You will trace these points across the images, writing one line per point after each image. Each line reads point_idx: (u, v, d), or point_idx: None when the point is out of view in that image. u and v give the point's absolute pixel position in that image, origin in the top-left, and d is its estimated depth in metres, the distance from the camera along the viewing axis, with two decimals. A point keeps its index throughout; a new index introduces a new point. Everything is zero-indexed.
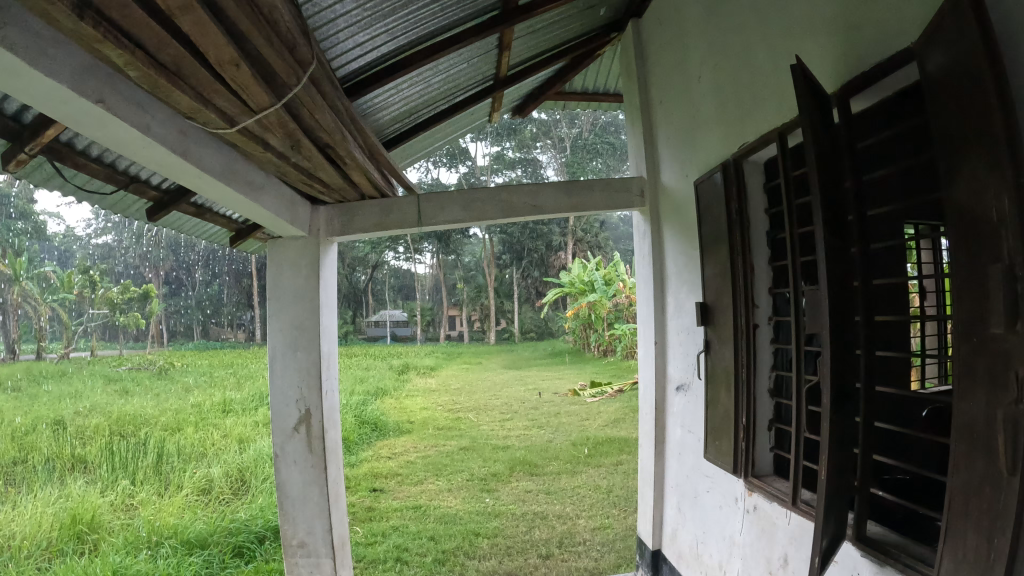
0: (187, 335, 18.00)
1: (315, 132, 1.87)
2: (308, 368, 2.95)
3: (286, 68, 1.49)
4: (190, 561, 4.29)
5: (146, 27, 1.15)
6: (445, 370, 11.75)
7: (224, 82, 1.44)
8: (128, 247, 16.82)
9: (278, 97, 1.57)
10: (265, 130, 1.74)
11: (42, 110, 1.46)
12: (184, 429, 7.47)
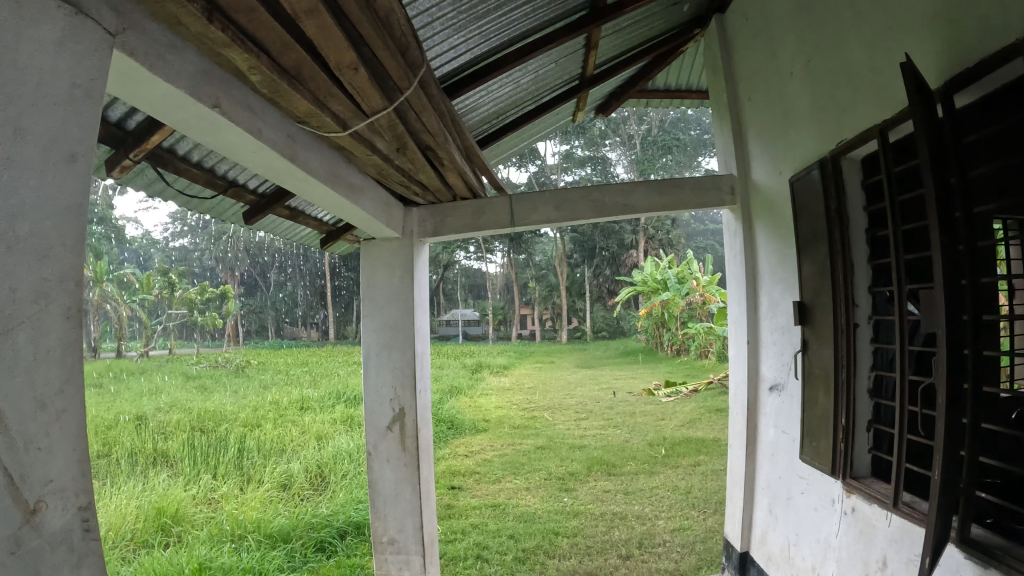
0: (262, 334, 18.41)
1: (419, 135, 1.89)
2: (403, 367, 2.99)
3: (398, 72, 1.50)
4: (273, 555, 4.38)
5: (272, 32, 1.18)
6: (518, 369, 11.76)
7: (339, 84, 1.47)
8: (206, 249, 17.25)
9: (389, 100, 1.60)
10: (373, 131, 1.77)
11: (160, 117, 1.50)
12: (263, 425, 7.66)
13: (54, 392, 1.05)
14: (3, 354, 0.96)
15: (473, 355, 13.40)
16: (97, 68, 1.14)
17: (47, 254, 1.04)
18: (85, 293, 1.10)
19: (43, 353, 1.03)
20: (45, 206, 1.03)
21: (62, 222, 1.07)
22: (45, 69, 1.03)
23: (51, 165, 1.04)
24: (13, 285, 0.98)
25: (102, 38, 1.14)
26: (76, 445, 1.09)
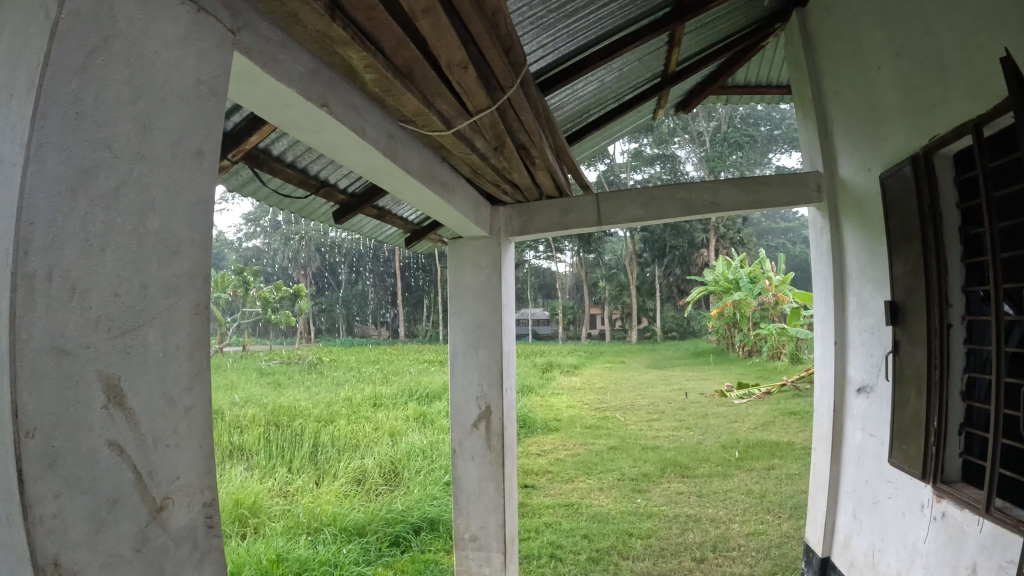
0: (335, 331, 18.84)
1: (517, 134, 1.97)
2: (490, 366, 3.04)
3: (505, 72, 1.60)
4: (348, 548, 4.46)
5: (387, 23, 1.26)
6: (588, 368, 11.72)
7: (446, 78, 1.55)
8: (279, 249, 17.73)
9: (492, 96, 1.68)
10: (475, 131, 1.89)
11: (269, 117, 1.57)
12: (336, 420, 7.81)
13: (183, 390, 1.11)
14: (137, 349, 1.02)
15: (541, 354, 13.41)
16: (217, 64, 1.21)
17: (177, 251, 1.10)
18: (210, 291, 1.16)
19: (173, 349, 1.09)
20: (173, 203, 1.10)
21: (188, 219, 1.13)
22: (170, 67, 1.10)
23: (178, 162, 1.11)
24: (144, 280, 1.04)
25: (223, 34, 1.21)
26: (202, 441, 1.15)
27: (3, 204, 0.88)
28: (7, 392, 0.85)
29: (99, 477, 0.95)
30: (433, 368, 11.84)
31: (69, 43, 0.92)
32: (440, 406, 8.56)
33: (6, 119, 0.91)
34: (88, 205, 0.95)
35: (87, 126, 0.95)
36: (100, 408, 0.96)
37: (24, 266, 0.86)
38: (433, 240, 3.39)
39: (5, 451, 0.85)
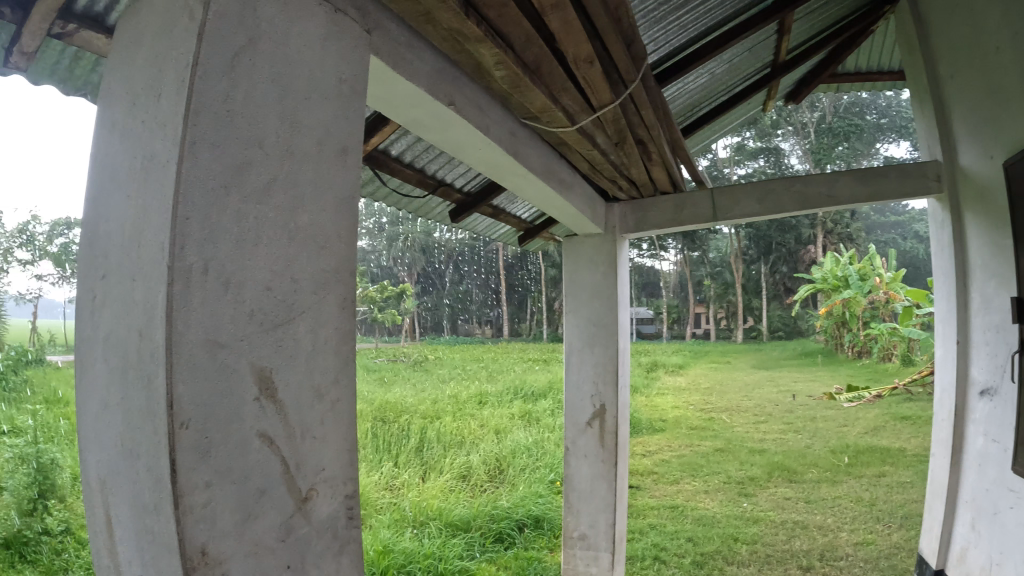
0: (437, 330, 18.97)
1: (636, 129, 2.19)
2: (605, 363, 3.06)
3: (628, 69, 1.82)
4: (454, 544, 4.51)
5: (517, 21, 1.46)
6: (693, 369, 11.52)
7: (574, 78, 1.79)
8: (384, 250, 18.26)
9: (615, 92, 1.89)
10: (599, 125, 2.08)
11: (399, 117, 1.70)
12: (443, 417, 7.94)
13: (329, 382, 1.16)
14: (287, 342, 1.08)
15: (646, 354, 13.17)
16: (354, 62, 1.26)
17: (322, 248, 1.15)
18: (356, 285, 1.21)
19: (320, 342, 1.14)
20: (319, 201, 1.15)
21: (333, 216, 1.18)
22: (312, 68, 1.15)
23: (323, 159, 1.17)
24: (294, 274, 1.10)
25: (359, 35, 1.27)
26: (346, 433, 1.19)
27: (163, 204, 0.94)
28: (165, 383, 0.90)
29: (250, 467, 1.01)
30: (538, 367, 11.89)
31: (217, 46, 0.97)
32: (545, 405, 8.59)
33: (164, 121, 0.97)
34: (239, 202, 1.00)
35: (237, 126, 1.00)
36: (252, 400, 1.01)
37: (181, 262, 0.92)
38: (546, 236, 3.48)
39: (161, 437, 0.91)
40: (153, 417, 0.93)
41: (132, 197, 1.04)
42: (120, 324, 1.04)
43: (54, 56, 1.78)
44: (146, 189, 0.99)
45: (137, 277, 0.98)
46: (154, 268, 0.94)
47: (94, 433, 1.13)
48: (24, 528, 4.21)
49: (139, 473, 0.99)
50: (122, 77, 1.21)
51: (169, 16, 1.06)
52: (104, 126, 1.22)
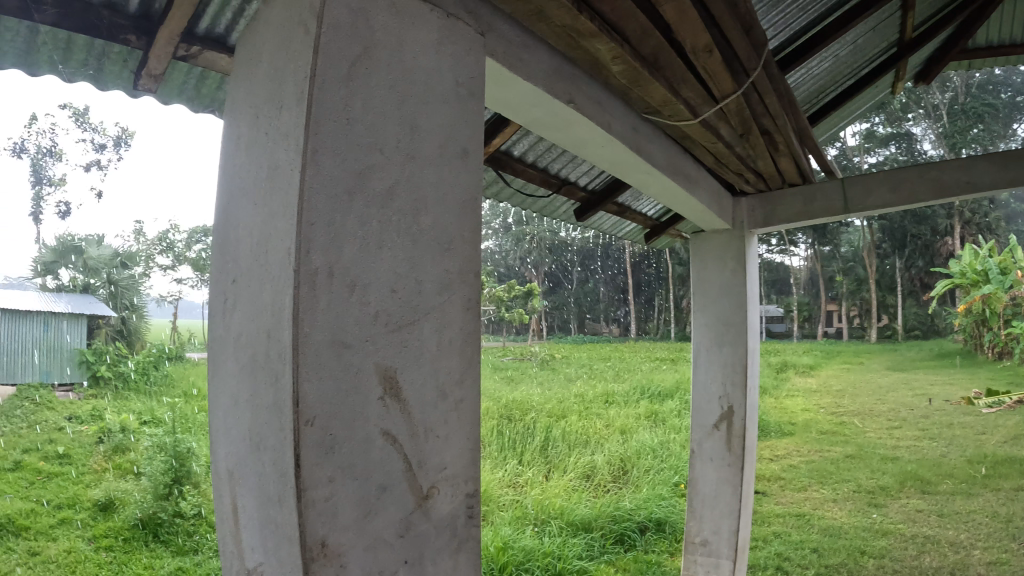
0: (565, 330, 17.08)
1: (761, 119, 2.07)
2: (734, 363, 2.96)
3: (749, 57, 1.73)
4: (573, 543, 4.44)
5: (630, 13, 1.39)
6: (829, 363, 10.68)
7: (694, 70, 1.71)
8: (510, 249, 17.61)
9: (737, 82, 1.80)
10: (722, 117, 1.98)
11: (519, 118, 1.67)
12: (569, 416, 7.83)
13: (455, 382, 1.12)
14: (413, 344, 1.04)
15: (773, 351, 11.90)
16: (472, 64, 1.20)
17: (448, 246, 1.11)
18: (483, 286, 1.14)
19: (446, 343, 1.10)
20: (443, 200, 1.11)
21: (458, 217, 1.13)
22: (428, 71, 1.11)
23: (445, 161, 1.11)
24: (419, 276, 1.06)
25: (473, 38, 1.20)
26: (470, 435, 1.14)
27: (289, 209, 0.94)
28: (292, 382, 0.90)
29: (374, 464, 0.98)
30: (667, 367, 11.64)
31: (334, 55, 0.96)
32: (672, 405, 8.39)
33: (289, 129, 0.98)
34: (363, 207, 0.99)
35: (357, 132, 0.99)
36: (376, 399, 0.99)
37: (307, 264, 0.91)
38: (673, 233, 3.50)
39: (287, 432, 0.90)
40: (280, 414, 0.92)
41: (260, 206, 1.05)
42: (248, 328, 1.05)
43: (182, 76, 1.86)
44: (273, 196, 1.00)
45: (265, 281, 0.99)
46: (282, 272, 0.94)
47: (223, 434, 1.15)
48: (159, 510, 4.39)
49: (264, 467, 0.99)
50: (246, 97, 1.24)
51: (293, 30, 1.07)
52: (235, 139, 1.25)
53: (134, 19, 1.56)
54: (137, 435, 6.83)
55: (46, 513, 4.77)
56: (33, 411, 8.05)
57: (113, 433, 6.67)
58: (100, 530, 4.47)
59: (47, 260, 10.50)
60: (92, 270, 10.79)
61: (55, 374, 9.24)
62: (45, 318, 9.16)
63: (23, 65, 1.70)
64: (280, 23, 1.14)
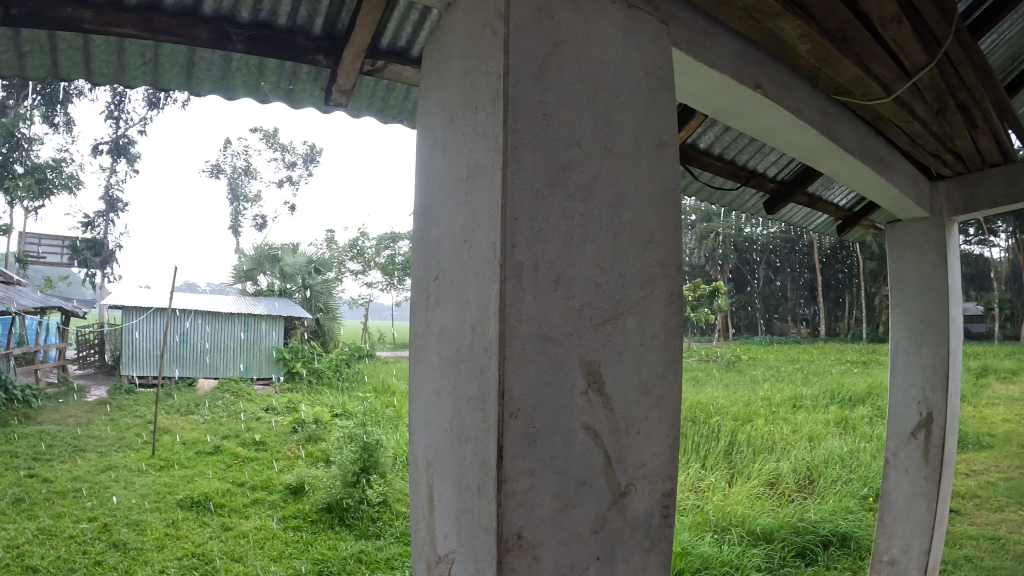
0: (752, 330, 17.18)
1: (959, 92, 1.96)
2: (934, 366, 2.78)
3: (939, 22, 1.65)
4: (753, 553, 4.25)
5: None
6: None
7: (884, 44, 1.63)
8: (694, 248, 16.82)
9: (930, 55, 1.71)
10: (915, 93, 1.87)
11: (704, 108, 1.66)
12: (754, 420, 7.33)
13: (657, 377, 1.10)
14: (617, 338, 1.05)
15: (970, 353, 10.61)
16: (659, 54, 1.17)
17: (650, 240, 1.10)
18: (685, 281, 1.12)
19: (649, 337, 1.09)
20: (642, 193, 1.10)
21: (658, 211, 1.11)
22: (617, 62, 1.10)
23: (642, 154, 1.11)
24: (623, 271, 1.06)
25: (658, 27, 1.18)
26: (671, 433, 1.11)
27: (494, 207, 0.98)
28: (497, 375, 0.93)
29: (573, 459, 0.99)
30: (856, 371, 11.02)
31: (526, 53, 0.99)
32: (863, 412, 7.96)
33: (488, 130, 1.02)
34: (564, 203, 1.00)
35: (556, 129, 1.01)
36: (579, 392, 1.00)
37: (512, 259, 0.94)
38: (865, 227, 3.60)
39: (492, 424, 0.93)
40: (486, 407, 0.96)
41: (463, 205, 1.10)
42: (456, 321, 1.11)
43: (369, 90, 1.96)
44: (477, 194, 1.05)
45: (472, 276, 1.04)
46: (489, 268, 0.98)
47: (429, 420, 1.23)
48: (346, 496, 4.65)
49: (467, 457, 1.04)
50: (439, 103, 1.29)
51: (481, 32, 1.10)
52: (434, 139, 1.30)
53: (322, 41, 1.75)
54: (328, 425, 7.32)
55: (244, 493, 5.16)
56: (234, 405, 8.82)
57: (306, 424, 7.19)
58: (289, 511, 4.75)
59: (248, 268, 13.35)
60: (288, 276, 12.91)
61: (253, 369, 11.14)
62: (247, 320, 11.10)
63: (223, 92, 1.98)
64: (466, 26, 1.17)
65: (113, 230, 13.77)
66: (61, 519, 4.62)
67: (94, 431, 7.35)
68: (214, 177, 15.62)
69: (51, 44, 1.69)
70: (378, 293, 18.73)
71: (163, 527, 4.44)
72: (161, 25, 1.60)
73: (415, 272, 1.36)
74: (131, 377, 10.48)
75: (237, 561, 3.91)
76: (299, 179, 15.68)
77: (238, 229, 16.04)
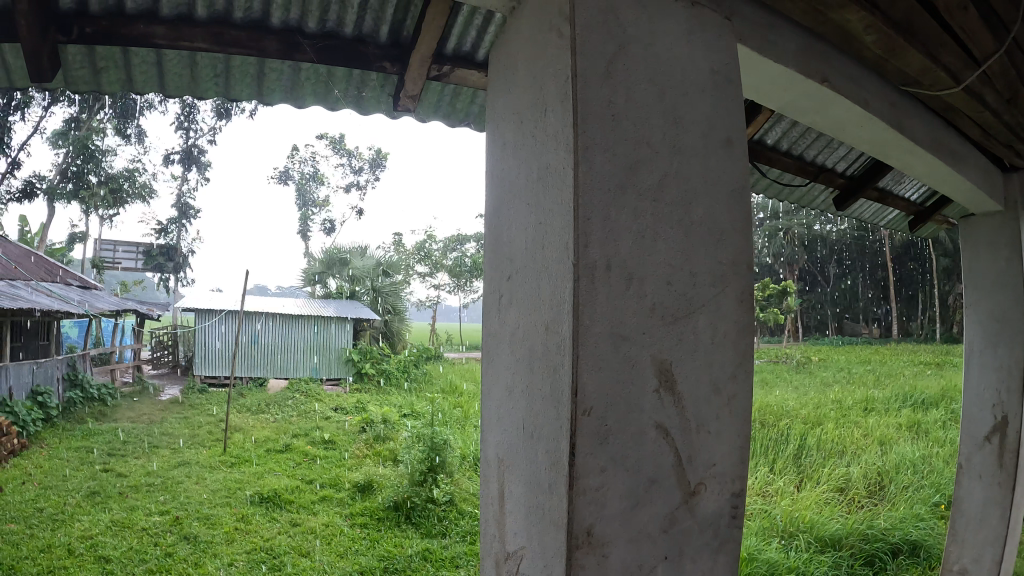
0: (822, 330, 16.54)
1: None
2: (1008, 368, 2.70)
3: None
4: (820, 560, 4.18)
5: None
6: None
7: (952, 33, 1.60)
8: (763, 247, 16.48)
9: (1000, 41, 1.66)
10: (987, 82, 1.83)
11: (770, 103, 1.65)
12: (824, 424, 7.19)
13: (727, 376, 1.10)
14: (688, 338, 1.06)
15: None
16: (724, 51, 1.17)
17: (721, 238, 1.10)
18: (756, 279, 1.11)
19: (720, 336, 1.09)
20: (711, 190, 1.10)
21: (727, 209, 1.11)
22: (682, 59, 1.11)
23: (711, 152, 1.11)
24: (693, 269, 1.07)
25: (723, 24, 1.18)
26: (741, 433, 1.11)
27: (566, 207, 1.00)
28: (571, 373, 0.96)
29: (645, 456, 1.01)
30: (930, 373, 10.72)
31: (592, 56, 1.01)
32: (937, 415, 7.76)
33: (559, 132, 1.04)
34: (635, 200, 1.02)
35: (625, 129, 1.03)
36: (651, 391, 1.02)
37: (585, 258, 0.96)
38: (940, 222, 3.50)
39: (566, 421, 0.96)
40: (559, 404, 0.99)
41: (535, 207, 1.13)
42: (528, 320, 1.14)
43: (436, 95, 1.99)
44: (548, 195, 1.07)
45: (545, 276, 1.07)
46: (561, 268, 1.00)
47: (500, 418, 1.27)
48: (413, 494, 4.71)
49: (538, 455, 1.07)
50: (506, 107, 1.32)
51: (548, 35, 1.12)
52: (505, 141, 1.33)
53: (387, 48, 1.78)
54: (395, 425, 7.43)
55: (313, 490, 5.27)
56: (303, 404, 9.01)
57: (375, 424, 7.32)
58: (356, 508, 4.83)
59: (318, 272, 13.75)
60: (358, 279, 13.30)
61: (323, 370, 11.36)
62: (316, 322, 11.31)
63: (293, 101, 2.03)
64: (533, 29, 1.20)
65: (185, 235, 14.11)
66: (135, 512, 4.78)
67: (168, 428, 7.58)
68: (281, 182, 15.98)
69: (124, 60, 1.78)
70: (442, 295, 18.92)
71: (233, 521, 4.57)
72: (231, 39, 1.69)
73: (488, 271, 1.39)
74: (204, 378, 10.79)
75: (304, 556, 4.00)
76: (364, 184, 15.92)
77: (305, 233, 16.39)
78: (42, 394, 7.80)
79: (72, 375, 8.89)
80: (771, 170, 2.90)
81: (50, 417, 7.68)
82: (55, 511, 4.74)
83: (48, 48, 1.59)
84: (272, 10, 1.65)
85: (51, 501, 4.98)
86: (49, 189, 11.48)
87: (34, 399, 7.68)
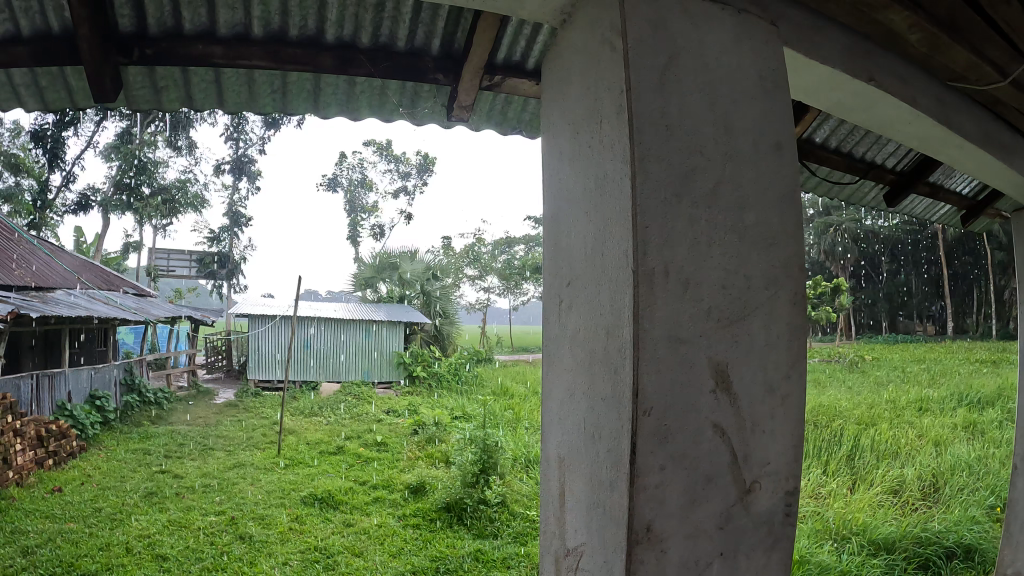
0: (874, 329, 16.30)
1: None
2: None
3: None
4: (873, 563, 4.14)
5: None
6: None
7: (995, 28, 1.61)
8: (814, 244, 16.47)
9: None
10: None
11: (817, 103, 1.66)
12: (878, 424, 7.10)
13: (781, 377, 1.12)
14: (743, 337, 1.08)
15: None
16: (772, 57, 1.19)
17: (773, 243, 1.12)
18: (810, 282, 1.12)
19: (775, 337, 1.11)
20: (766, 195, 1.12)
21: (779, 212, 1.13)
22: (730, 64, 1.14)
23: (762, 157, 1.13)
24: (748, 273, 1.09)
25: (768, 30, 1.20)
26: (795, 433, 1.13)
27: (623, 216, 1.05)
28: (632, 374, 1.00)
29: (704, 454, 1.04)
30: (988, 371, 10.50)
31: (643, 67, 1.06)
32: (993, 415, 7.61)
33: (615, 144, 1.09)
34: (691, 209, 1.05)
35: (679, 138, 1.06)
36: (708, 392, 1.05)
37: (644, 265, 1.01)
38: (993, 214, 3.45)
39: (627, 421, 1.01)
40: (621, 404, 1.03)
41: (592, 214, 1.18)
42: (587, 325, 1.19)
43: (488, 104, 2.04)
44: (606, 203, 1.12)
45: (603, 282, 1.12)
46: (622, 273, 1.05)
47: (562, 420, 1.31)
48: (466, 495, 4.79)
49: (600, 453, 1.11)
50: (562, 115, 1.37)
51: (601, 47, 1.16)
52: (560, 153, 1.38)
53: (440, 59, 1.84)
54: (447, 427, 7.53)
55: (366, 492, 5.35)
56: (356, 407, 9.13)
57: (426, 426, 7.42)
58: (409, 509, 4.92)
59: (369, 275, 13.92)
60: (407, 283, 13.46)
61: (374, 373, 11.51)
62: (367, 326, 11.47)
63: (348, 113, 2.09)
64: (585, 40, 1.23)
65: (237, 243, 14.36)
66: (191, 512, 4.90)
67: (223, 431, 7.76)
68: (331, 190, 16.23)
69: (184, 78, 1.87)
70: (492, 298, 19.06)
71: (288, 521, 4.67)
72: (287, 56, 1.75)
73: (547, 277, 1.43)
74: (257, 382, 11.01)
75: (357, 556, 4.08)
76: (412, 189, 16.09)
77: (354, 239, 16.67)
78: (100, 398, 8.03)
79: (128, 380, 9.15)
80: (819, 168, 2.92)
81: (108, 419, 7.89)
82: (112, 511, 4.90)
83: (111, 70, 1.68)
84: (326, 26, 1.71)
85: (110, 501, 5.15)
86: (104, 202, 12.06)
87: (91, 403, 7.90)
